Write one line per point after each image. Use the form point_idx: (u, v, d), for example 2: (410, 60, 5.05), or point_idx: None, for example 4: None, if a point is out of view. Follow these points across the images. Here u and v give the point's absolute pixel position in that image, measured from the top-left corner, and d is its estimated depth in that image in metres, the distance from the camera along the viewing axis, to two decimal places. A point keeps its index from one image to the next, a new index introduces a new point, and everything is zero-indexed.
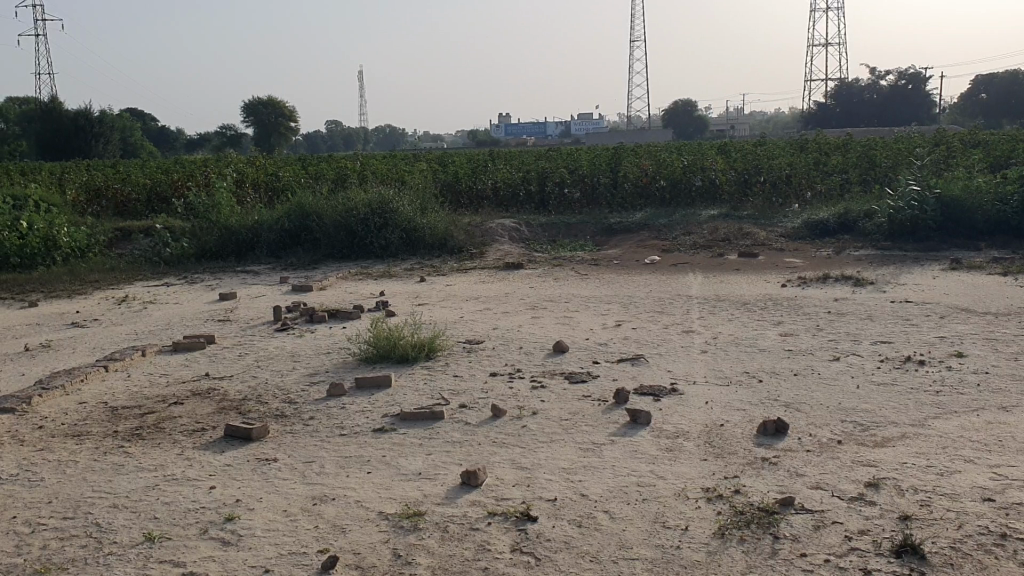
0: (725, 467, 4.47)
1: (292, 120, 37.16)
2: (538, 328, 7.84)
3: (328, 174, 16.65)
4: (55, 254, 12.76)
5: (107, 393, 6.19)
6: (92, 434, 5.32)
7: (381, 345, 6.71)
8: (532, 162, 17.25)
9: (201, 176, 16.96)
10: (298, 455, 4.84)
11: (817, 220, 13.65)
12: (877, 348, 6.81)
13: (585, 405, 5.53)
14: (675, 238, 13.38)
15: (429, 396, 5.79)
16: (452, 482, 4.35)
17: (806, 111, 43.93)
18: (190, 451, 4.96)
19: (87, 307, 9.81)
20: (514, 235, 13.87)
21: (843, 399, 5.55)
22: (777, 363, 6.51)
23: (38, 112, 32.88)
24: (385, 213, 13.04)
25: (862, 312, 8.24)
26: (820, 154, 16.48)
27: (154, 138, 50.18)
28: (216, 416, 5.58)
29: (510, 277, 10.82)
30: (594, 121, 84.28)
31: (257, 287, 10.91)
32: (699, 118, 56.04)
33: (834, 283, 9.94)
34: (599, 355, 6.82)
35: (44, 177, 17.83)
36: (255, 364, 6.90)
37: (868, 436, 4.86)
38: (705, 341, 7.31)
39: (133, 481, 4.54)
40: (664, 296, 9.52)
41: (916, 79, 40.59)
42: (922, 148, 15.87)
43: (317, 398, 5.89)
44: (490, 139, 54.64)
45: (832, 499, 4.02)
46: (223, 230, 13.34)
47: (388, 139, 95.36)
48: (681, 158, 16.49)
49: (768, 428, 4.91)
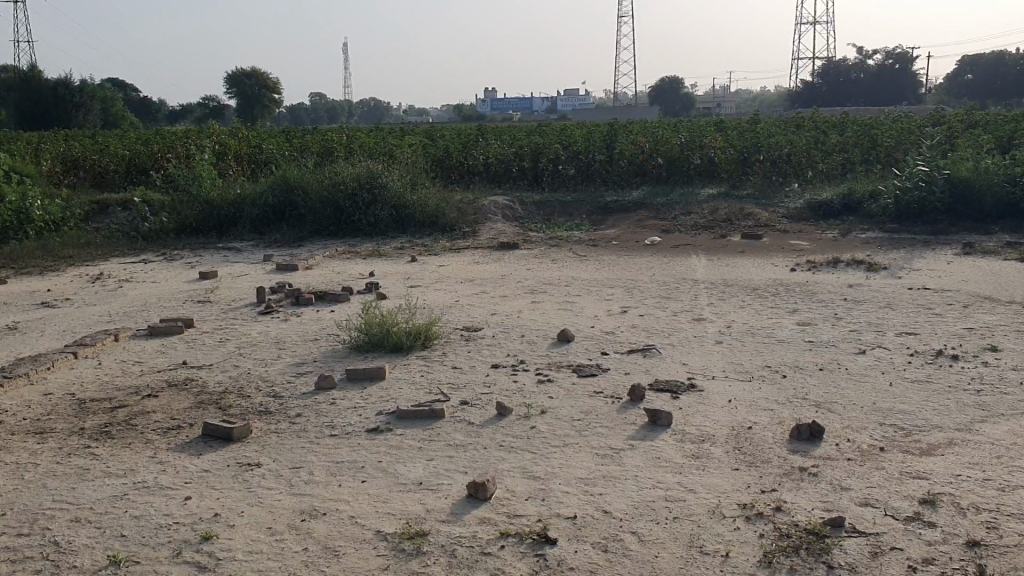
0: (761, 479, 4.03)
1: (275, 91, 36.35)
2: (539, 314, 7.37)
3: (315, 147, 16.05)
4: (28, 228, 12.16)
5: (75, 383, 5.68)
6: (56, 431, 4.82)
7: (374, 332, 6.22)
8: (525, 137, 16.70)
9: (182, 147, 16.34)
10: (285, 459, 4.36)
11: (821, 200, 13.23)
12: (904, 340, 6.39)
13: (599, 403, 5.07)
14: (676, 218, 12.91)
15: (427, 390, 5.32)
16: (458, 494, 3.89)
17: (794, 90, 43.43)
18: (164, 453, 4.47)
19: (59, 285, 9.27)
20: (508, 213, 13.38)
21: (877, 398, 5.12)
22: (800, 356, 6.07)
23: (16, 82, 32.00)
24: (374, 187, 12.47)
25: (880, 300, 7.82)
26: (820, 132, 16.02)
27: (136, 110, 49.30)
28: (194, 411, 5.09)
29: (506, 258, 10.33)
30: (581, 97, 83.65)
31: (240, 265, 10.36)
32: (685, 97, 55.59)
33: (845, 267, 9.52)
34: (607, 346, 6.35)
35: (18, 146, 17.16)
36: (237, 352, 6.40)
37: (913, 442, 4.43)
38: (719, 330, 6.86)
39: (98, 489, 4.05)
40: (668, 280, 9.07)
41: (903, 57, 40.03)
42: (924, 126, 15.46)
43: (305, 391, 5.41)
44: (475, 115, 53.99)
45: (887, 520, 3.59)
46: (204, 204, 12.77)
47: (372, 112, 94.28)
48: (679, 134, 16.02)
49: (802, 432, 4.47)
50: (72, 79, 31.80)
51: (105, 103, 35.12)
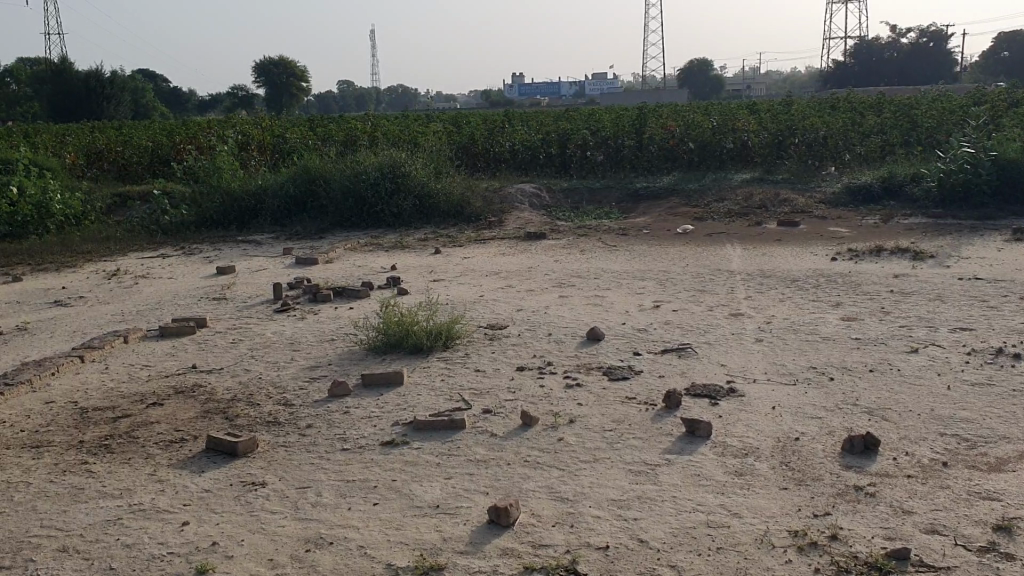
0: (811, 500, 3.65)
1: (303, 80, 36.14)
2: (567, 310, 7.01)
3: (338, 135, 15.75)
4: (48, 222, 11.95)
5: (78, 390, 5.39)
6: (54, 444, 4.53)
7: (392, 333, 5.88)
8: (552, 123, 16.29)
9: (205, 138, 16.09)
10: (291, 478, 4.03)
11: (860, 184, 12.72)
12: (958, 337, 5.95)
13: (631, 411, 4.70)
14: (709, 205, 12.48)
15: (447, 397, 4.98)
16: (478, 519, 3.54)
17: (825, 71, 42.58)
18: (164, 470, 4.16)
19: (75, 281, 9.03)
20: (535, 201, 13.00)
21: (935, 404, 4.70)
22: (847, 355, 5.65)
23: (48, 73, 32.05)
24: (397, 177, 12.13)
25: (930, 291, 7.37)
26: (857, 113, 15.45)
27: (167, 100, 49.39)
28: (200, 422, 4.78)
29: (532, 248, 9.97)
30: (608, 82, 82.99)
31: (260, 259, 10.08)
32: (714, 79, 54.85)
33: (889, 255, 9.05)
34: (640, 345, 5.97)
35: (42, 138, 17.04)
36: (249, 354, 6.09)
37: (978, 456, 4.02)
38: (758, 326, 6.46)
39: (91, 513, 3.75)
40: (703, 271, 8.65)
41: (938, 36, 39.01)
42: (966, 105, 14.88)
43: (318, 399, 5.09)
44: (503, 100, 53.66)
45: (959, 551, 3.20)
46: (224, 195, 12.51)
47: (401, 100, 94.16)
48: (711, 118, 15.54)
49: (855, 444, 4.08)
50: (102, 70, 31.79)
51: (135, 94, 35.15)
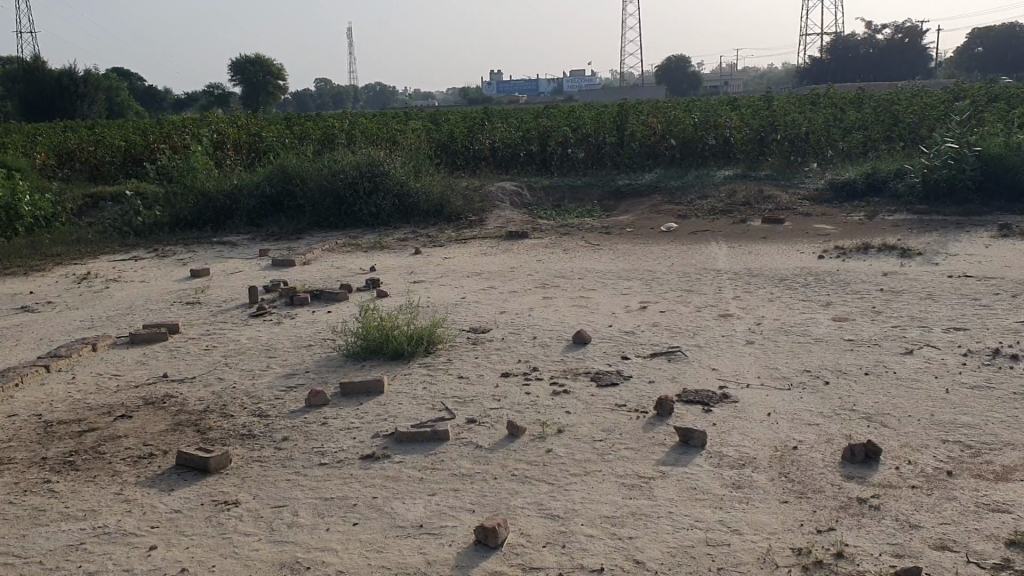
0: (814, 514, 3.49)
1: (281, 78, 35.78)
2: (552, 312, 6.82)
3: (315, 133, 15.48)
4: (17, 224, 11.62)
5: (42, 402, 5.14)
6: (14, 462, 4.29)
7: (372, 338, 5.67)
8: (531, 120, 16.10)
9: (179, 137, 15.78)
10: (267, 496, 3.82)
11: (843, 180, 12.61)
12: (953, 337, 5.80)
13: (622, 420, 4.51)
14: (692, 202, 12.33)
15: (430, 406, 4.78)
16: (465, 540, 3.35)
17: (802, 67, 42.59)
18: (132, 489, 3.94)
19: (44, 286, 8.75)
20: (516, 200, 12.81)
21: (936, 408, 4.55)
22: (841, 357, 5.49)
23: (20, 71, 31.49)
24: (375, 176, 11.90)
25: (921, 290, 7.23)
26: (838, 109, 15.35)
27: (141, 99, 48.82)
28: (171, 436, 4.56)
29: (514, 248, 9.77)
30: (586, 79, 82.90)
31: (236, 261, 9.83)
32: (692, 75, 54.80)
33: (877, 253, 8.91)
34: (628, 348, 5.80)
35: (11, 138, 16.65)
36: (224, 362, 5.87)
37: (984, 464, 3.87)
38: (749, 327, 6.29)
39: (52, 537, 3.52)
40: (689, 270, 8.49)
41: (914, 32, 39.13)
42: (948, 100, 14.81)
43: (294, 410, 4.87)
44: (480, 98, 53.41)
45: (972, 569, 3.05)
46: (198, 195, 12.22)
47: (379, 98, 93.64)
48: (692, 114, 15.40)
49: (856, 453, 3.92)
50: (76, 69, 31.28)
51: (109, 93, 34.69)
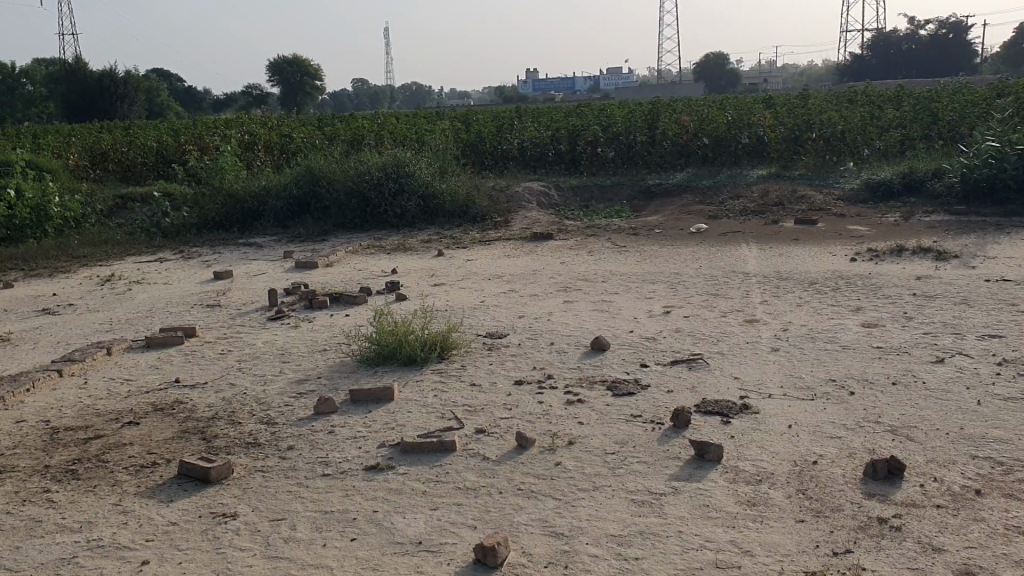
0: (831, 535, 3.32)
1: (318, 79, 35.94)
2: (572, 317, 6.67)
3: (344, 134, 15.44)
4: (47, 225, 11.69)
5: (52, 408, 5.09)
6: (17, 470, 4.24)
7: (385, 343, 5.56)
8: (562, 118, 15.93)
9: (210, 138, 15.83)
10: (266, 508, 3.73)
11: (879, 180, 12.31)
12: (987, 345, 5.58)
13: (635, 431, 4.36)
14: (723, 203, 12.10)
15: (439, 415, 4.66)
16: (464, 559, 3.23)
17: (843, 64, 41.93)
18: (130, 500, 3.86)
19: (68, 288, 8.77)
20: (544, 200, 12.66)
21: (965, 422, 4.34)
22: (869, 366, 5.29)
23: (62, 72, 31.85)
24: (401, 177, 11.82)
25: (956, 295, 6.98)
26: (875, 107, 15.01)
27: (181, 99, 49.35)
28: (176, 445, 4.48)
29: (539, 250, 9.63)
30: (623, 77, 82.47)
31: (259, 263, 9.80)
32: (730, 72, 54.19)
33: (912, 256, 8.65)
34: (647, 355, 5.64)
35: (46, 140, 16.79)
36: (237, 366, 5.79)
37: (1015, 483, 3.67)
38: (774, 334, 6.10)
39: (44, 550, 3.45)
40: (716, 273, 8.30)
41: (957, 27, 38.31)
42: (989, 95, 14.42)
43: (301, 418, 4.78)
44: (516, 97, 53.22)
45: None
46: (226, 196, 12.23)
47: (416, 97, 93.82)
48: (726, 112, 15.13)
49: (878, 469, 3.74)
50: (116, 69, 31.57)
51: (149, 93, 35.04)
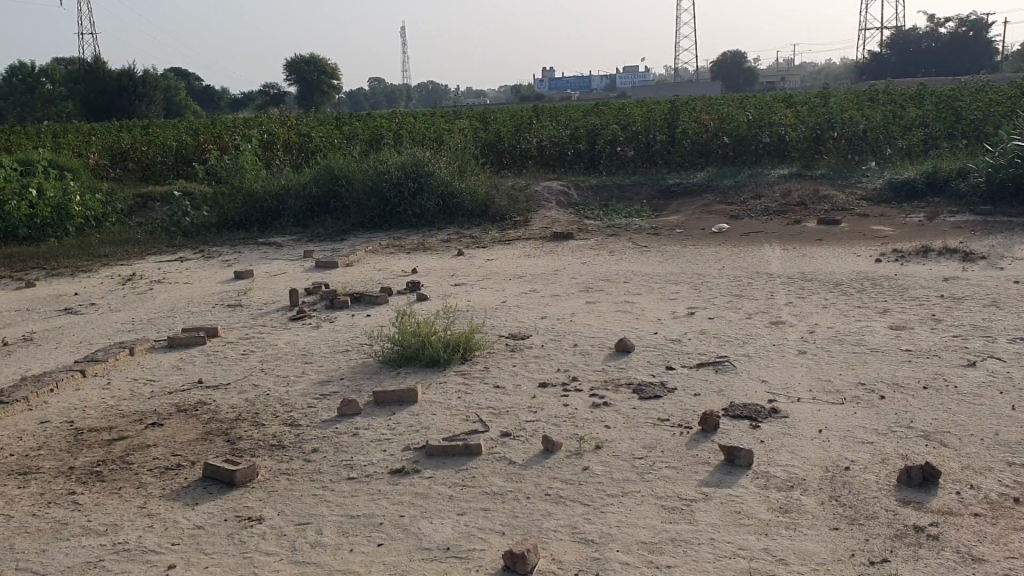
0: (867, 543, 3.26)
1: (335, 77, 36.00)
2: (595, 318, 6.62)
3: (362, 132, 15.43)
4: (68, 224, 11.73)
5: (76, 408, 5.09)
6: (42, 471, 4.23)
7: (408, 344, 5.53)
8: (581, 117, 15.86)
9: (229, 137, 15.85)
10: (291, 512, 3.70)
11: (903, 180, 12.18)
12: (1018, 349, 5.49)
13: (664, 435, 4.31)
14: (745, 202, 12.01)
15: (464, 417, 4.62)
16: (492, 566, 3.18)
17: (862, 61, 41.64)
18: (156, 502, 3.84)
19: (89, 287, 8.78)
20: (563, 199, 12.61)
21: (1000, 427, 4.27)
22: (899, 369, 5.21)
23: (82, 71, 31.95)
24: (420, 176, 11.79)
25: (985, 297, 6.88)
26: (897, 106, 14.88)
27: (199, 98, 49.47)
28: (200, 446, 4.46)
29: (560, 250, 9.57)
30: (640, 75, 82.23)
31: (279, 262, 9.79)
32: (748, 70, 53.89)
33: (938, 256, 8.54)
34: (673, 357, 5.58)
35: (67, 138, 16.85)
36: (260, 367, 5.77)
37: None
38: (801, 336, 6.03)
39: (70, 553, 3.43)
40: (739, 274, 8.23)
41: (978, 24, 37.95)
42: (1014, 93, 14.25)
43: (325, 419, 4.75)
44: (533, 96, 53.08)
45: None
46: (246, 196, 12.24)
47: (432, 96, 93.87)
48: (746, 111, 15.02)
49: (913, 475, 3.67)
50: (135, 69, 31.65)
51: (167, 92, 35.12)
